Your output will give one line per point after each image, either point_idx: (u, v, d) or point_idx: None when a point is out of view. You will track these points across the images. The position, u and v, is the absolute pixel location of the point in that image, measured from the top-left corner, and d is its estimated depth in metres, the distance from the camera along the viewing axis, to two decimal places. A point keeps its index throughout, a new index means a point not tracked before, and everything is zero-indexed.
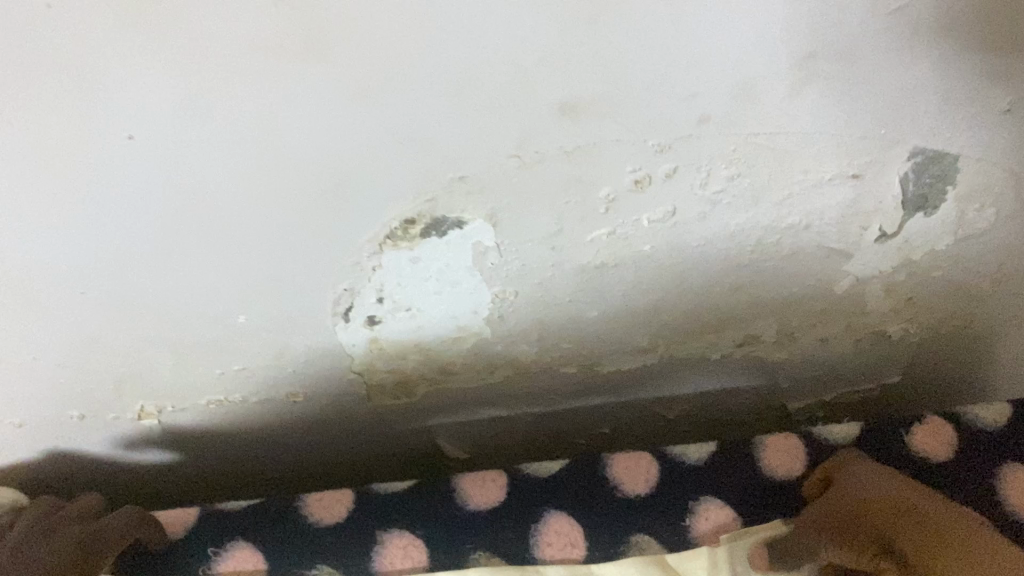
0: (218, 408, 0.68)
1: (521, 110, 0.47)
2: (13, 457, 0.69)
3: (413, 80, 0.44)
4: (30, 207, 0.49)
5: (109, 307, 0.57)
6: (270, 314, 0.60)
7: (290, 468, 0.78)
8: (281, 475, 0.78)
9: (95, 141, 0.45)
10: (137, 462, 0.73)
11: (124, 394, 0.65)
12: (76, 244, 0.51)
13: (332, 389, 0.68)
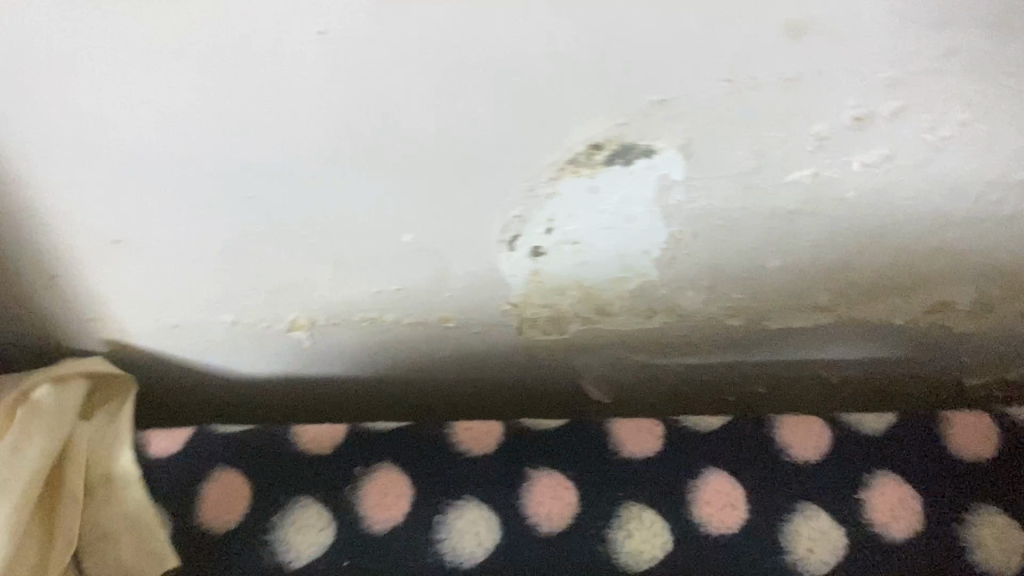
0: (366, 327, 0.65)
1: (738, 24, 0.42)
2: (162, 363, 0.69)
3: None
4: (210, 101, 0.47)
5: (276, 212, 0.55)
6: (435, 235, 0.57)
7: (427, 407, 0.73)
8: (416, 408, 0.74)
9: (288, 35, 0.43)
10: (275, 380, 0.71)
11: (278, 302, 0.63)
12: (254, 143, 0.50)
13: (484, 319, 0.64)
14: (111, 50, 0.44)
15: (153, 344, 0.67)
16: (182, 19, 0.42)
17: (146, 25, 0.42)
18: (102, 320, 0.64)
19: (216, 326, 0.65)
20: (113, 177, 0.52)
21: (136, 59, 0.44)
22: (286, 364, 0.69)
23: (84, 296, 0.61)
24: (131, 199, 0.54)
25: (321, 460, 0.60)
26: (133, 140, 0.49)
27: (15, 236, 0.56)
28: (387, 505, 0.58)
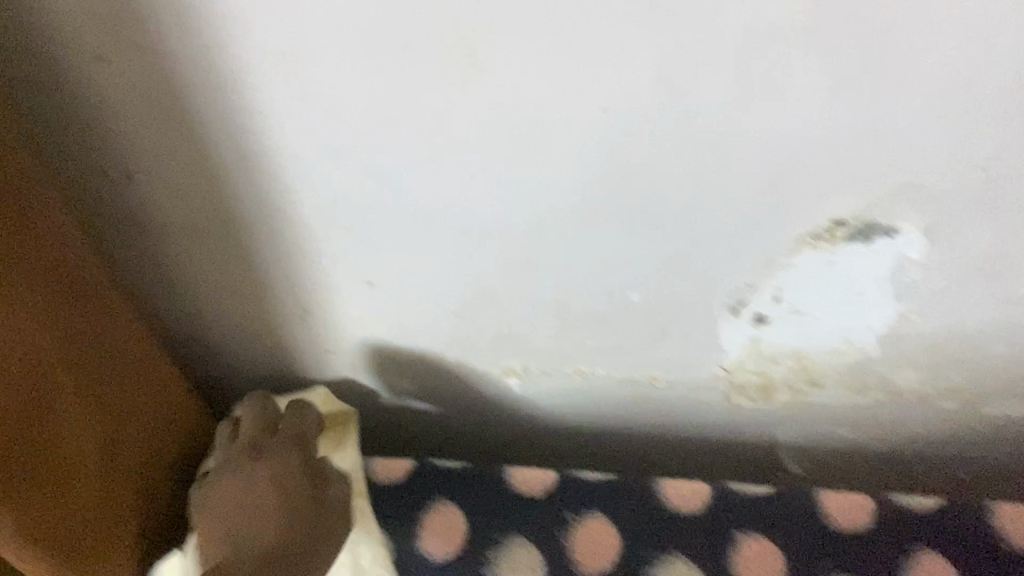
0: (578, 379, 0.68)
1: (989, 105, 0.46)
2: (381, 397, 0.74)
3: (891, 64, 0.44)
4: (490, 159, 0.53)
5: (521, 266, 0.60)
6: (663, 295, 0.60)
7: (619, 462, 0.76)
8: (610, 464, 0.77)
9: (573, 106, 0.49)
10: (482, 424, 0.75)
11: (500, 349, 0.67)
12: (518, 200, 0.56)
13: (695, 381, 0.66)
14: (416, 109, 0.50)
15: (377, 378, 0.72)
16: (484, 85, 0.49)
17: (453, 92, 0.49)
18: (341, 355, 0.71)
19: (439, 365, 0.70)
20: (385, 225, 0.58)
21: (437, 120, 0.51)
22: (495, 408, 0.73)
23: (332, 329, 0.68)
24: (394, 246, 0.60)
25: (534, 501, 0.63)
26: (414, 192, 0.56)
27: (286, 271, 0.63)
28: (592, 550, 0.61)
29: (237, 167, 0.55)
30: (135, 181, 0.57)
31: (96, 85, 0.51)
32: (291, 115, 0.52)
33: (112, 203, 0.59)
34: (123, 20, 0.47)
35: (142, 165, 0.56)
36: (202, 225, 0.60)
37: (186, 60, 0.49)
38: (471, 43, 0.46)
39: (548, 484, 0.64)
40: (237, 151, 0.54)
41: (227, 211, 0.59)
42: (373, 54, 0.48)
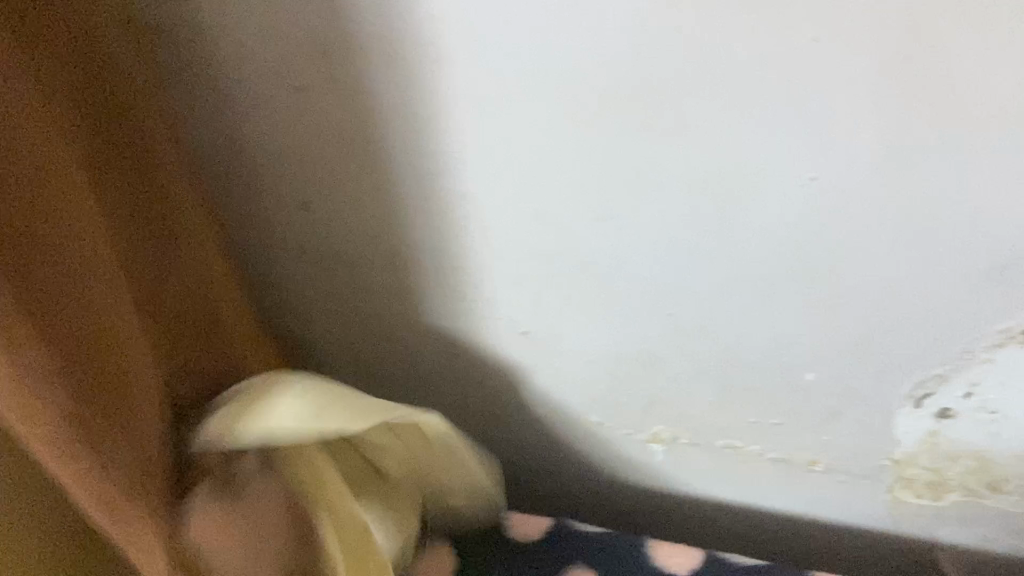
0: (727, 455, 0.65)
1: None
2: (515, 450, 0.72)
3: None
4: (679, 225, 0.51)
5: (688, 330, 0.58)
6: (838, 379, 0.57)
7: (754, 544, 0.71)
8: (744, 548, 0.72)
9: (780, 178, 0.46)
10: (615, 489, 0.72)
11: (651, 414, 0.65)
12: (698, 266, 0.53)
13: (857, 471, 0.62)
14: (609, 168, 0.49)
15: (516, 429, 0.70)
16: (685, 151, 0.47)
17: (652, 151, 0.47)
18: (483, 402, 0.69)
19: (583, 424, 0.67)
20: (554, 279, 0.57)
21: (629, 181, 0.49)
22: (633, 475, 0.70)
23: (477, 375, 0.67)
24: (559, 298, 0.58)
25: None
26: (589, 248, 0.54)
27: (442, 313, 0.62)
28: None
29: (411, 206, 0.55)
30: (308, 212, 0.57)
31: (288, 117, 0.51)
32: (480, 161, 0.51)
33: (279, 231, 0.59)
34: (329, 55, 0.47)
35: (316, 198, 0.56)
36: (367, 261, 0.60)
37: (384, 98, 0.49)
38: (681, 105, 0.45)
39: (693, 564, 0.61)
40: (416, 190, 0.54)
41: (393, 251, 0.58)
42: (575, 106, 0.46)
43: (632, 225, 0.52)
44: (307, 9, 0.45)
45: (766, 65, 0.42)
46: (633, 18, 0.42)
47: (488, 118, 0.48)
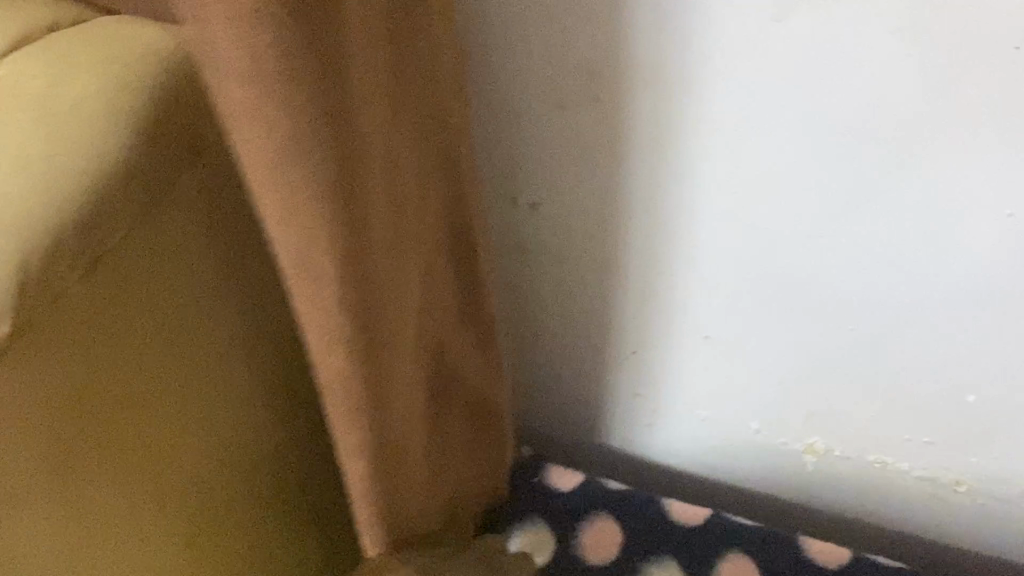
0: (876, 471, 0.71)
1: None
2: (671, 450, 0.80)
3: None
4: (877, 246, 0.59)
5: (864, 348, 0.65)
6: (998, 403, 0.64)
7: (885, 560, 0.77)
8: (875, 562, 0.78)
9: (982, 210, 0.55)
10: (756, 497, 0.79)
11: (810, 424, 0.72)
12: (887, 287, 0.61)
13: (999, 494, 0.68)
14: (824, 190, 0.57)
15: (677, 430, 0.78)
16: (900, 180, 0.55)
17: (868, 180, 0.56)
18: (653, 400, 0.77)
19: (743, 429, 0.75)
20: (750, 289, 0.65)
21: (841, 205, 0.58)
22: (780, 483, 0.77)
23: (655, 373, 0.75)
24: (749, 308, 0.66)
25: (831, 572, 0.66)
26: (788, 263, 0.62)
27: (637, 313, 0.71)
28: None
29: (637, 212, 0.64)
30: (537, 212, 0.67)
31: (547, 127, 0.61)
32: (707, 178, 0.60)
33: (511, 226, 0.69)
34: (598, 76, 0.57)
35: (548, 198, 0.66)
36: (579, 258, 0.69)
37: (635, 115, 0.58)
38: (906, 139, 0.53)
39: (842, 560, 0.67)
40: (638, 200, 0.63)
41: (605, 250, 0.67)
42: (811, 134, 0.55)
43: (834, 243, 0.60)
44: (598, 37, 0.55)
45: (989, 110, 0.50)
46: (882, 63, 0.50)
47: (723, 141, 0.57)
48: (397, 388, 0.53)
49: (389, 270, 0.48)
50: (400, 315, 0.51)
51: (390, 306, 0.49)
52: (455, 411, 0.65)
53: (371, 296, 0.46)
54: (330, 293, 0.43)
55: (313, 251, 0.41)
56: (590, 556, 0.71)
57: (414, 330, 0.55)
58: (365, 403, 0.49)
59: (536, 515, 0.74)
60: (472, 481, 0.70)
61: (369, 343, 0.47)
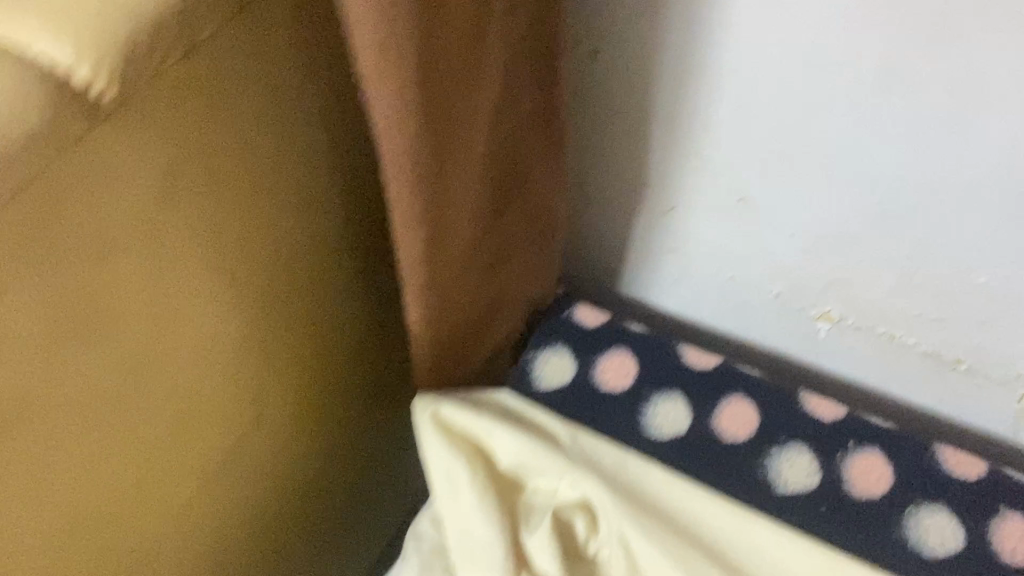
0: (883, 343, 0.76)
1: None
2: (694, 306, 0.86)
3: None
4: (916, 119, 0.62)
5: (888, 222, 0.69)
6: (1007, 287, 0.67)
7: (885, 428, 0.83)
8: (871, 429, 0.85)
9: (1014, 93, 0.57)
10: (769, 356, 0.85)
11: (828, 293, 0.76)
12: (915, 161, 0.64)
13: (996, 376, 0.73)
14: (873, 57, 0.60)
15: (703, 287, 0.83)
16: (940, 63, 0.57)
17: (908, 50, 0.58)
18: (683, 257, 0.82)
19: (766, 291, 0.80)
20: (788, 152, 0.69)
21: (881, 75, 0.60)
22: (794, 347, 0.82)
23: (689, 230, 0.80)
24: (784, 172, 0.70)
25: (822, 425, 0.72)
26: (825, 130, 0.66)
27: (679, 170, 0.76)
28: (878, 481, 0.69)
29: (690, 64, 0.68)
30: (597, 58, 0.71)
31: None
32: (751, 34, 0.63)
33: (571, 73, 0.74)
34: None
35: (609, 45, 0.70)
36: (633, 108, 0.73)
37: None
38: (945, 13, 0.55)
39: (836, 415, 0.73)
40: (709, 61, 0.67)
41: (652, 101, 0.72)
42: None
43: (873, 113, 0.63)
44: None
45: None
46: None
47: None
48: (457, 172, 0.61)
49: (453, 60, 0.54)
50: (461, 91, 0.57)
51: (456, 71, 0.55)
52: (512, 217, 0.71)
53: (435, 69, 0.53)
54: (396, 48, 0.49)
55: (388, 30, 0.48)
56: (604, 383, 0.76)
57: (482, 121, 0.61)
58: (419, 170, 0.57)
59: (559, 342, 0.79)
60: (525, 286, 0.78)
61: (430, 113, 0.54)
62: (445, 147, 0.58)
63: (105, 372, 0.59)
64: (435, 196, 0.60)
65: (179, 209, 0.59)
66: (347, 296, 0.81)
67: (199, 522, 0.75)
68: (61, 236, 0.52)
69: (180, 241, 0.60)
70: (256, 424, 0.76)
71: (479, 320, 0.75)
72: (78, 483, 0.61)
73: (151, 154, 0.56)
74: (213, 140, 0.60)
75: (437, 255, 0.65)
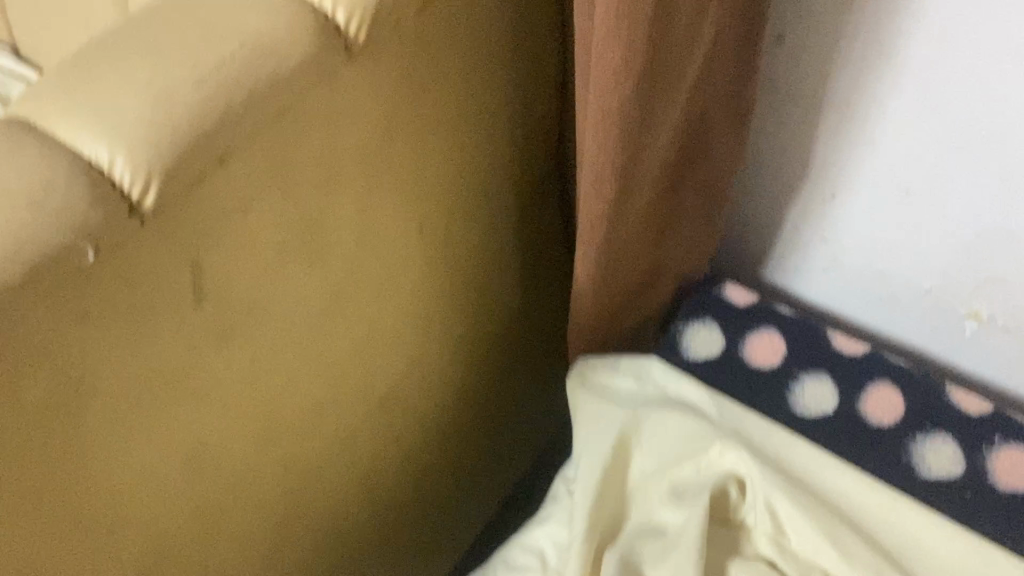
0: None
1: None
2: (837, 298, 0.88)
3: None
4: None
5: None
6: None
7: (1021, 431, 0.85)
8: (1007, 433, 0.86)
9: None
10: (909, 352, 0.87)
11: (982, 293, 0.78)
12: None
13: None
14: None
15: (850, 279, 0.86)
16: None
17: None
18: (835, 247, 0.85)
19: (916, 287, 0.82)
20: (960, 150, 0.71)
21: None
22: (937, 345, 0.84)
23: (845, 221, 0.82)
24: (954, 169, 0.73)
25: (968, 418, 0.74)
26: (1003, 133, 0.68)
27: (843, 161, 0.78)
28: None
29: (874, 56, 0.71)
30: (780, 44, 0.75)
31: None
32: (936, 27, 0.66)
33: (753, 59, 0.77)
34: None
35: (794, 32, 0.73)
36: (806, 96, 0.76)
37: None
38: None
39: (983, 409, 0.74)
40: (893, 54, 0.69)
41: (828, 90, 0.75)
42: None
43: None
44: None
45: None
46: None
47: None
48: (655, 126, 0.66)
49: (680, 20, 0.60)
50: (676, 48, 0.62)
51: (676, 26, 0.60)
52: (685, 181, 0.75)
53: (661, 21, 0.58)
54: None
55: None
56: (752, 359, 0.80)
57: (686, 83, 0.66)
58: (626, 111, 0.62)
59: (709, 317, 0.82)
60: (683, 256, 0.82)
61: (647, 60, 0.59)
62: (651, 100, 0.63)
63: (321, 291, 0.66)
64: (632, 142, 0.64)
65: (394, 150, 0.66)
66: (507, 256, 0.87)
67: (363, 450, 0.81)
68: (310, 157, 0.59)
69: (389, 180, 0.67)
70: (422, 363, 0.83)
71: (640, 280, 0.80)
72: (285, 390, 0.68)
73: (380, 94, 0.62)
74: (425, 87, 0.66)
75: (622, 204, 0.70)
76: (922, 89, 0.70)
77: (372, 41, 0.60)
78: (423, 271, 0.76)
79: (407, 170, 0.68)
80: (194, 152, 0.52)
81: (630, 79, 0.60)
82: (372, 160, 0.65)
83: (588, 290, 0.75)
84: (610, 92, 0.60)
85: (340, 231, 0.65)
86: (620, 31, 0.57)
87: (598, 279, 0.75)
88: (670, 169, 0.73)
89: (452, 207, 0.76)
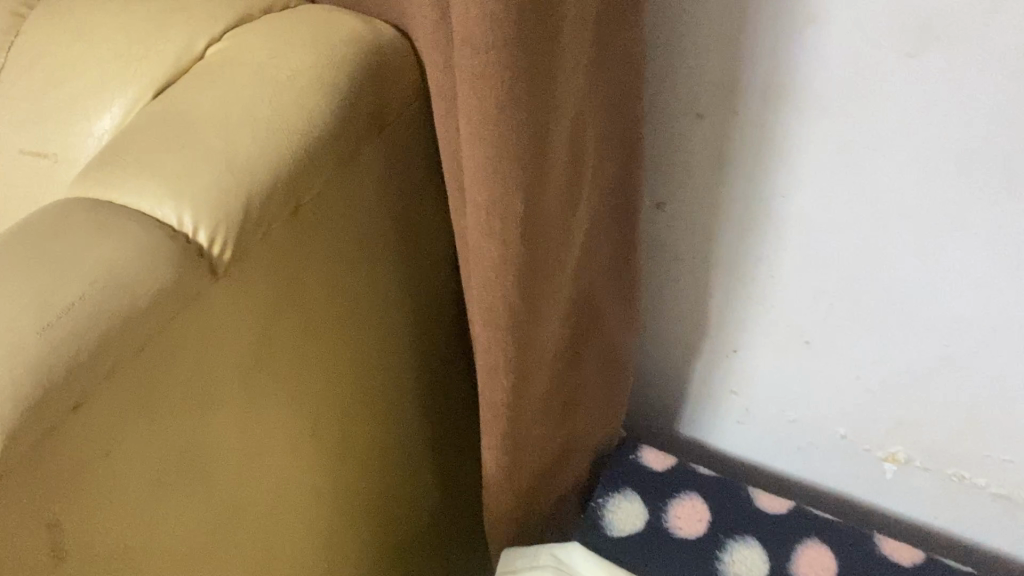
0: (951, 485, 0.77)
1: None
2: (755, 448, 0.87)
3: None
4: (981, 270, 0.65)
5: (957, 366, 0.71)
6: None
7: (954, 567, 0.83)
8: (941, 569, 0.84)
9: None
10: (832, 496, 0.85)
11: (894, 435, 0.77)
12: (980, 309, 0.67)
13: None
14: (939, 212, 0.63)
15: (765, 429, 0.85)
16: (973, 211, 0.62)
17: (974, 203, 0.62)
18: (745, 399, 0.83)
19: (831, 433, 0.81)
20: (852, 300, 0.72)
21: (945, 229, 0.64)
22: (858, 488, 0.83)
23: (751, 373, 0.81)
24: (849, 318, 0.73)
25: (903, 569, 0.72)
26: (890, 279, 0.69)
27: (740, 317, 0.78)
28: None
29: (754, 217, 0.71)
30: (660, 212, 0.75)
31: (681, 134, 0.69)
32: (809, 188, 0.67)
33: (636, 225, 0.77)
34: (739, 93, 0.65)
35: (673, 199, 0.74)
36: (695, 258, 0.76)
37: (755, 123, 0.66)
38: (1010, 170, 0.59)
39: (915, 558, 0.72)
40: (773, 215, 0.70)
41: (715, 252, 0.75)
42: (925, 158, 0.61)
43: (928, 261, 0.66)
44: (734, 60, 0.63)
45: None
46: (990, 107, 0.57)
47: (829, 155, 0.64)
48: (546, 309, 0.65)
49: (556, 208, 0.60)
50: (557, 235, 0.61)
51: (554, 215, 0.60)
52: (585, 354, 0.74)
53: (539, 214, 0.57)
54: (509, 191, 0.54)
55: (502, 174, 0.53)
56: (678, 529, 0.76)
57: (570, 264, 0.65)
58: (514, 303, 0.60)
59: (629, 488, 0.79)
60: (592, 426, 0.79)
61: (529, 253, 0.58)
62: (539, 288, 0.62)
63: (206, 520, 0.61)
64: (524, 331, 0.63)
65: (277, 361, 0.63)
66: (415, 440, 0.84)
67: None
68: (181, 385, 0.56)
69: (274, 390, 0.63)
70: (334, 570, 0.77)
71: (553, 458, 0.77)
72: None
73: (256, 308, 0.59)
74: (306, 294, 0.64)
75: (523, 390, 0.67)
76: (806, 245, 0.71)
77: (241, 257, 0.57)
78: (323, 476, 0.72)
79: (294, 379, 0.65)
80: (46, 404, 0.47)
81: (516, 273, 0.58)
82: (252, 374, 0.61)
83: (499, 478, 0.72)
84: (496, 288, 0.59)
85: (223, 454, 0.61)
86: (499, 230, 0.56)
87: (508, 467, 0.71)
88: (568, 345, 0.72)
89: (349, 406, 0.72)
